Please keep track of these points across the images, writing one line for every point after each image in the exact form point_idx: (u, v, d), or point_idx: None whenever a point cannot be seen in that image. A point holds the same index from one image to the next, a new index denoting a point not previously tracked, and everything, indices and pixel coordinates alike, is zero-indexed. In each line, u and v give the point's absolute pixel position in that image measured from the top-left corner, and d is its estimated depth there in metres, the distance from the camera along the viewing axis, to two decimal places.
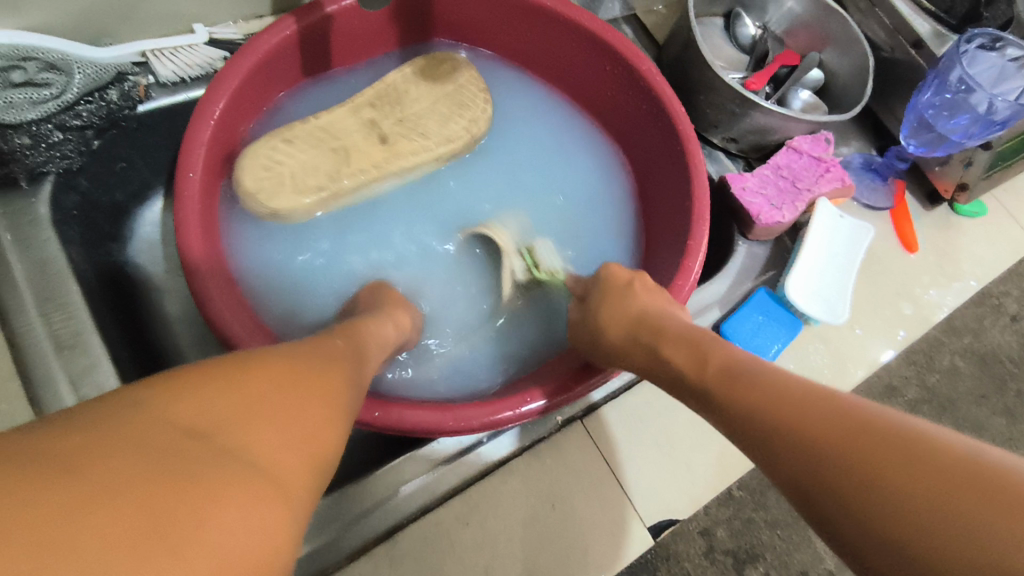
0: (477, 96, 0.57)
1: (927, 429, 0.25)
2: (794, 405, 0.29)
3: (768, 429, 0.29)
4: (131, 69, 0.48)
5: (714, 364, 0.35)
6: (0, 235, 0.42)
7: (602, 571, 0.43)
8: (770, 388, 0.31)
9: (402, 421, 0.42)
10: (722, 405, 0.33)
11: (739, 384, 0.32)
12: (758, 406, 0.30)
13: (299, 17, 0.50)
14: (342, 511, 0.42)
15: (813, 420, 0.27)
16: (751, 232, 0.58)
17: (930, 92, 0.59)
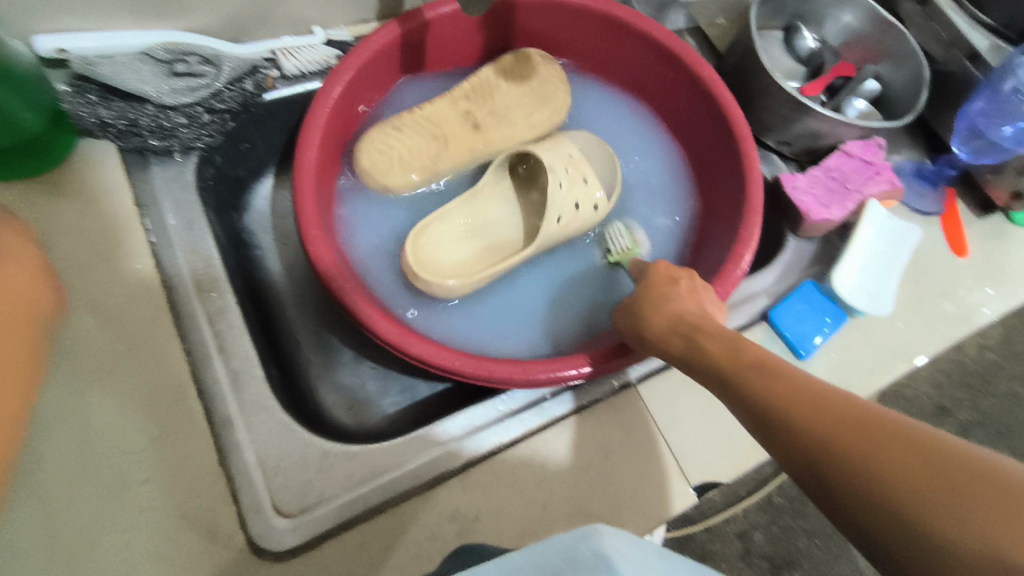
0: (558, 88, 0.64)
1: (951, 443, 0.29)
2: (808, 400, 0.33)
3: (782, 415, 0.33)
4: (263, 64, 0.56)
5: (741, 354, 0.38)
6: (159, 200, 0.51)
7: (648, 518, 0.48)
8: (787, 382, 0.34)
9: (484, 374, 0.49)
10: (741, 389, 0.36)
11: (763, 375, 0.36)
12: (775, 396, 0.34)
13: (403, 22, 0.58)
14: (359, 469, 0.47)
15: (823, 414, 0.32)
16: (800, 229, 0.63)
17: (982, 101, 0.62)
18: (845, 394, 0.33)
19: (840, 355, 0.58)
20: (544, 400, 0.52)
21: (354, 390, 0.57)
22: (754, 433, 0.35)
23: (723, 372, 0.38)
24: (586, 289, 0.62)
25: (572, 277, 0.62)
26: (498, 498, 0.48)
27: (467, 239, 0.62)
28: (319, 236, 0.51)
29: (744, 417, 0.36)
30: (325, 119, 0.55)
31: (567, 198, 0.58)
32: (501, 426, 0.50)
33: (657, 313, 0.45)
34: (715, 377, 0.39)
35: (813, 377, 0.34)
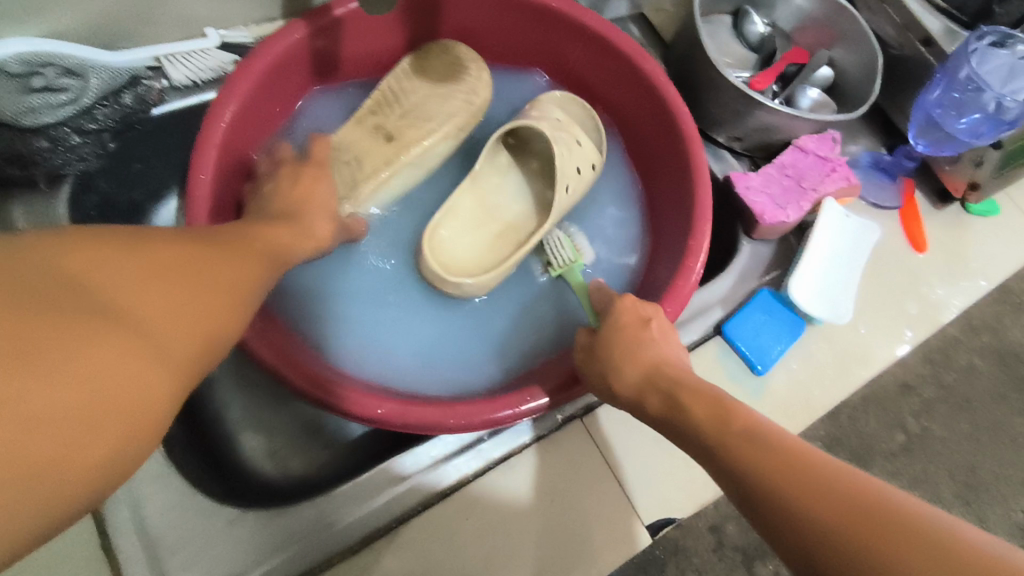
0: (477, 73, 0.58)
1: (972, 544, 0.26)
2: (800, 476, 0.30)
3: (770, 494, 0.30)
4: (144, 73, 0.50)
5: (724, 417, 0.35)
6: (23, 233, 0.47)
7: (600, 566, 0.44)
8: (775, 452, 0.32)
9: (411, 418, 0.44)
10: (723, 459, 0.33)
11: (748, 443, 0.33)
12: (762, 470, 0.31)
13: (308, 21, 0.52)
14: (276, 539, 0.42)
15: (816, 495, 0.29)
16: (755, 232, 0.59)
17: (939, 90, 0.59)
18: (839, 465, 0.30)
19: (800, 367, 0.55)
20: (481, 442, 0.47)
21: (282, 433, 0.51)
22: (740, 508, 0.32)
23: (702, 436, 0.35)
24: (532, 310, 0.57)
25: (515, 302, 0.58)
26: (433, 554, 0.43)
27: (477, 227, 0.59)
28: None
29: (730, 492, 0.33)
30: (224, 131, 0.49)
31: (570, 163, 0.56)
32: (434, 474, 0.46)
33: (629, 361, 0.42)
34: (693, 445, 0.36)
35: (804, 446, 0.32)
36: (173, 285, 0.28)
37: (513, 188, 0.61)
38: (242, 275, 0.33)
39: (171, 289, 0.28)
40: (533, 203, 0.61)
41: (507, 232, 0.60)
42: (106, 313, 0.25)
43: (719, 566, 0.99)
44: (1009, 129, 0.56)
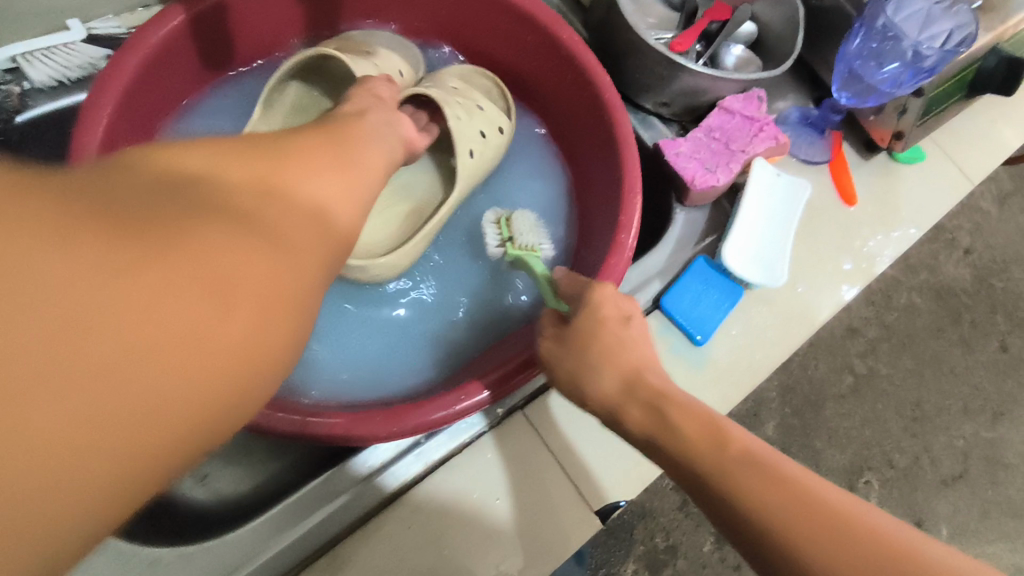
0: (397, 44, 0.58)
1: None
2: (825, 527, 0.30)
3: (790, 548, 0.30)
4: (3, 76, 0.47)
5: (726, 446, 0.34)
6: None
7: (553, 559, 0.43)
8: (792, 494, 0.31)
9: (348, 430, 0.42)
10: (735, 500, 0.32)
11: (769, 488, 0.31)
12: (784, 520, 0.30)
13: (186, 5, 0.47)
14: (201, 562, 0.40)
15: (849, 562, 0.29)
16: (687, 199, 0.58)
17: (858, 39, 0.58)
18: (851, 505, 0.31)
19: (740, 333, 0.55)
20: (419, 444, 0.46)
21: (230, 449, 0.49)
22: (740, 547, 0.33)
23: (706, 475, 0.33)
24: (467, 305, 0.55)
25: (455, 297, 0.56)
26: (378, 570, 0.42)
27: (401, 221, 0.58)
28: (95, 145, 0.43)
29: (724, 521, 0.33)
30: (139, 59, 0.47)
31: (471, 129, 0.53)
32: (370, 484, 0.44)
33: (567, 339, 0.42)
34: (690, 484, 0.34)
35: (814, 481, 0.32)
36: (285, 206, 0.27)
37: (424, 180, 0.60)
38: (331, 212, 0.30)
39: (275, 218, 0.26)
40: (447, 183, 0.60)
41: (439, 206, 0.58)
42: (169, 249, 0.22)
43: (684, 522, 1.07)
44: (929, 76, 0.55)
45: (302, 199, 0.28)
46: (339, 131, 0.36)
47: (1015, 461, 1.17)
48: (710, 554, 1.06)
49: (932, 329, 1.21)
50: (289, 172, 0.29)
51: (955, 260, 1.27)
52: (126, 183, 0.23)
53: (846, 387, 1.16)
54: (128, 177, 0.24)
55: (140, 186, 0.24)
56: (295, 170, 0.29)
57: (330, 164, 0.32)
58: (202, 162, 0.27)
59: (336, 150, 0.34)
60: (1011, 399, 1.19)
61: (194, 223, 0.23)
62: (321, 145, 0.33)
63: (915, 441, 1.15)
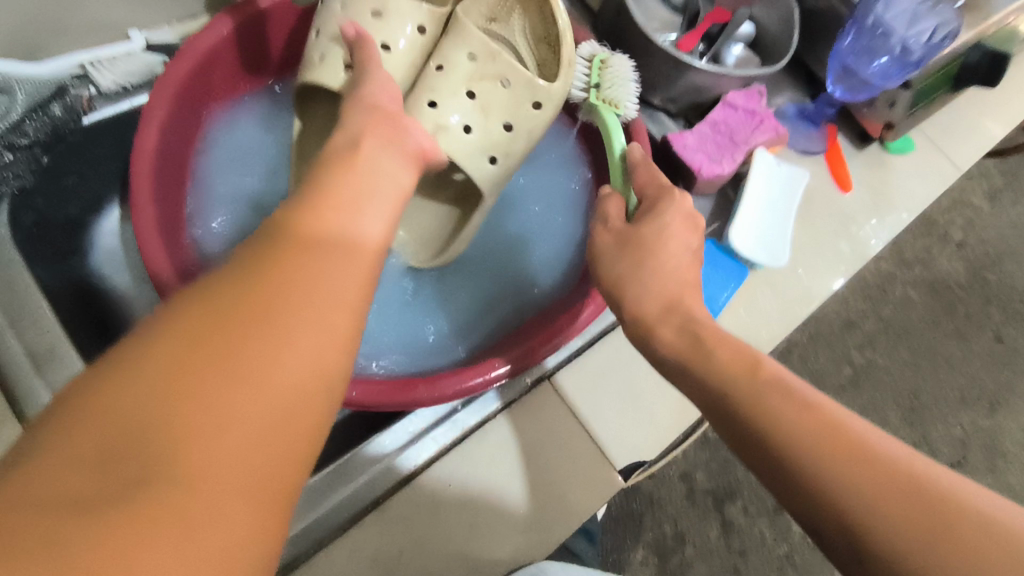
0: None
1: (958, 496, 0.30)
2: (846, 447, 0.32)
3: (810, 464, 0.32)
4: (72, 81, 0.52)
5: (755, 371, 0.36)
6: None
7: (579, 516, 0.47)
8: (815, 414, 0.33)
9: (398, 398, 0.45)
10: (758, 414, 0.34)
11: (794, 409, 0.34)
12: (807, 439, 0.32)
13: (234, 15, 0.52)
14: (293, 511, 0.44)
15: (866, 480, 0.30)
16: (694, 187, 0.62)
17: (850, 37, 0.62)
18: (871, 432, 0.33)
19: (746, 311, 0.59)
20: (455, 412, 0.49)
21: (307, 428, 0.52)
22: (755, 465, 0.34)
23: (734, 395, 0.35)
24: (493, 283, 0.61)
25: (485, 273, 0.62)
26: (420, 527, 0.45)
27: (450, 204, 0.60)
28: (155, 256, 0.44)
29: (739, 439, 0.35)
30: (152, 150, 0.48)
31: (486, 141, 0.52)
32: (414, 447, 0.48)
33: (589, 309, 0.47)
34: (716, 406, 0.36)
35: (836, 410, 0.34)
36: (302, 292, 0.26)
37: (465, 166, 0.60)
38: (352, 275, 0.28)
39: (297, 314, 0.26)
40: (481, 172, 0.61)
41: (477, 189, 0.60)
42: (200, 379, 0.23)
43: (691, 509, 1.10)
44: (917, 68, 0.60)
45: (299, 314, 0.26)
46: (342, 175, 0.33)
47: (1011, 449, 1.21)
48: (717, 542, 1.09)
49: (927, 321, 1.26)
50: (285, 284, 0.26)
51: (949, 254, 1.31)
52: (117, 416, 0.22)
53: (846, 377, 1.19)
54: (112, 390, 0.22)
55: (154, 371, 0.22)
56: (288, 279, 0.26)
57: (333, 251, 0.29)
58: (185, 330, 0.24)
59: (346, 184, 0.32)
60: (1007, 388, 1.24)
61: (219, 354, 0.23)
62: (317, 218, 0.30)
63: (913, 429, 1.19)
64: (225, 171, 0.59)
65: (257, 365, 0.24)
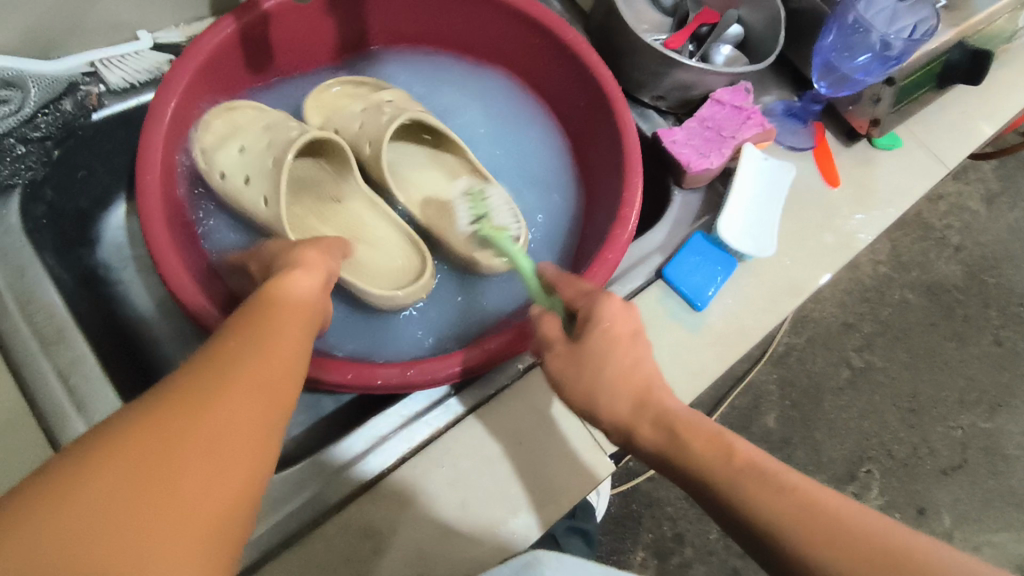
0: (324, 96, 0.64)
1: (927, 548, 0.33)
2: (832, 529, 0.34)
3: (801, 554, 0.34)
4: (82, 79, 0.54)
5: (731, 457, 0.38)
6: None
7: (570, 497, 0.48)
8: (793, 496, 0.35)
9: (390, 381, 0.48)
10: (735, 501, 0.37)
11: (776, 494, 0.36)
12: (782, 519, 0.35)
13: (238, 16, 0.54)
14: (299, 489, 0.46)
15: (855, 561, 0.33)
16: (684, 181, 0.64)
17: (832, 35, 0.64)
18: (852, 506, 0.35)
19: (734, 301, 0.60)
20: (448, 398, 0.52)
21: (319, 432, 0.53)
22: (752, 549, 0.37)
23: (713, 478, 0.38)
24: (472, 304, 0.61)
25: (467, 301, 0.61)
26: (415, 505, 0.46)
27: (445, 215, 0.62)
28: (180, 277, 0.47)
29: (721, 517, 0.38)
30: (158, 174, 0.50)
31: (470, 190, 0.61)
32: (409, 428, 0.50)
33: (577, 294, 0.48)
34: (708, 492, 0.38)
35: (812, 486, 0.36)
36: (222, 399, 0.29)
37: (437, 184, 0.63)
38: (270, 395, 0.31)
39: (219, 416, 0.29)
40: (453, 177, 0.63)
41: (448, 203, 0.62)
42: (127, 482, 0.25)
43: (691, 511, 1.11)
44: (897, 64, 0.61)
45: (238, 420, 0.29)
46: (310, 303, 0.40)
47: (1011, 451, 1.21)
48: (716, 543, 1.10)
49: (925, 323, 1.26)
50: (240, 393, 0.30)
51: (946, 257, 1.32)
52: (79, 502, 0.24)
53: (844, 379, 1.20)
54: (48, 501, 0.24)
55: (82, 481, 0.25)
56: (244, 390, 0.30)
57: (252, 376, 0.31)
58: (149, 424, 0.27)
59: (276, 314, 0.36)
60: (1005, 390, 1.24)
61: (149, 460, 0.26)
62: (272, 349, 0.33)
63: (912, 431, 1.20)
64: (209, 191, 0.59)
65: (193, 477, 0.27)
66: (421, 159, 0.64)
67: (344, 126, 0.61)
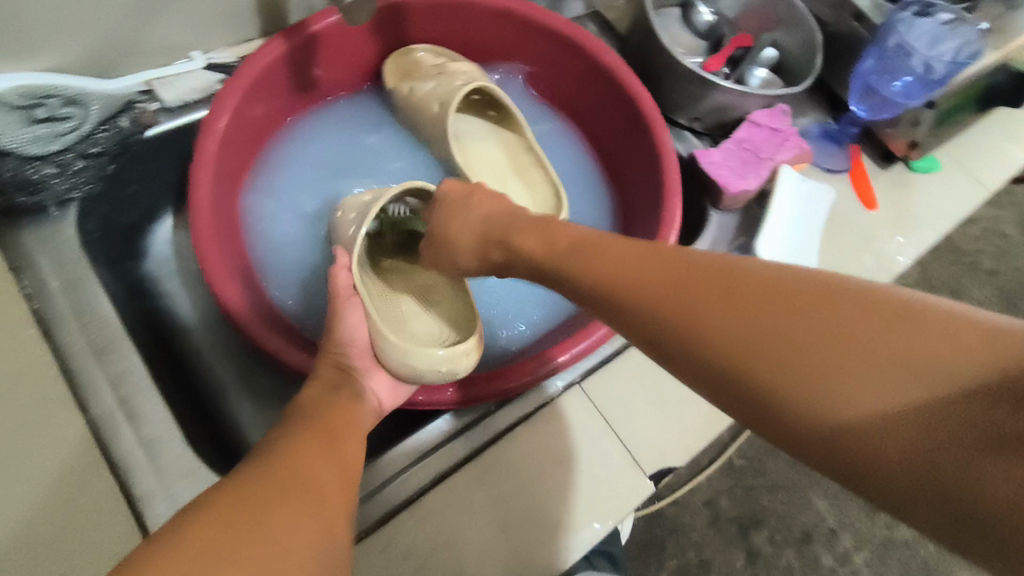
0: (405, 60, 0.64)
1: (880, 296, 0.27)
2: (745, 294, 0.29)
3: (715, 334, 0.29)
4: (140, 97, 0.55)
5: (639, 278, 0.33)
6: (51, 282, 0.50)
7: (609, 519, 0.47)
8: (716, 289, 0.30)
9: (430, 396, 0.50)
10: (664, 329, 0.31)
11: (683, 284, 0.31)
12: (709, 324, 0.29)
13: (287, 37, 0.56)
14: None
15: (774, 325, 0.27)
16: (721, 203, 0.64)
17: (873, 59, 0.64)
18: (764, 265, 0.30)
19: None
20: (490, 413, 0.51)
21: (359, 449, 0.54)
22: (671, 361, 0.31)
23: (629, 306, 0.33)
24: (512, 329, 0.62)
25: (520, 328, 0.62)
26: (453, 523, 0.46)
27: (505, 177, 0.63)
28: (228, 289, 0.48)
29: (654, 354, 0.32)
30: (211, 190, 0.51)
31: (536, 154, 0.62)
32: (450, 445, 0.50)
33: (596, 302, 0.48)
34: (621, 315, 0.33)
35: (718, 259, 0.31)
36: (309, 464, 0.36)
37: (490, 152, 0.64)
38: (343, 460, 0.38)
39: (308, 477, 0.35)
40: (505, 147, 0.64)
41: (503, 172, 0.63)
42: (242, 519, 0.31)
43: (717, 537, 1.09)
44: (940, 87, 0.61)
45: (318, 477, 0.35)
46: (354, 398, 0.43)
47: None
48: (743, 570, 1.08)
49: None
50: (305, 482, 0.34)
51: (979, 282, 1.30)
52: (180, 556, 0.29)
53: None
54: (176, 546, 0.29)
55: (207, 526, 0.30)
56: (297, 473, 0.35)
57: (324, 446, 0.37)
58: (228, 504, 0.31)
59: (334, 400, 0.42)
60: None
61: (263, 505, 0.32)
62: (334, 449, 0.38)
63: None
64: (264, 198, 0.61)
65: (263, 554, 0.30)
66: (483, 131, 0.65)
67: (417, 88, 0.62)
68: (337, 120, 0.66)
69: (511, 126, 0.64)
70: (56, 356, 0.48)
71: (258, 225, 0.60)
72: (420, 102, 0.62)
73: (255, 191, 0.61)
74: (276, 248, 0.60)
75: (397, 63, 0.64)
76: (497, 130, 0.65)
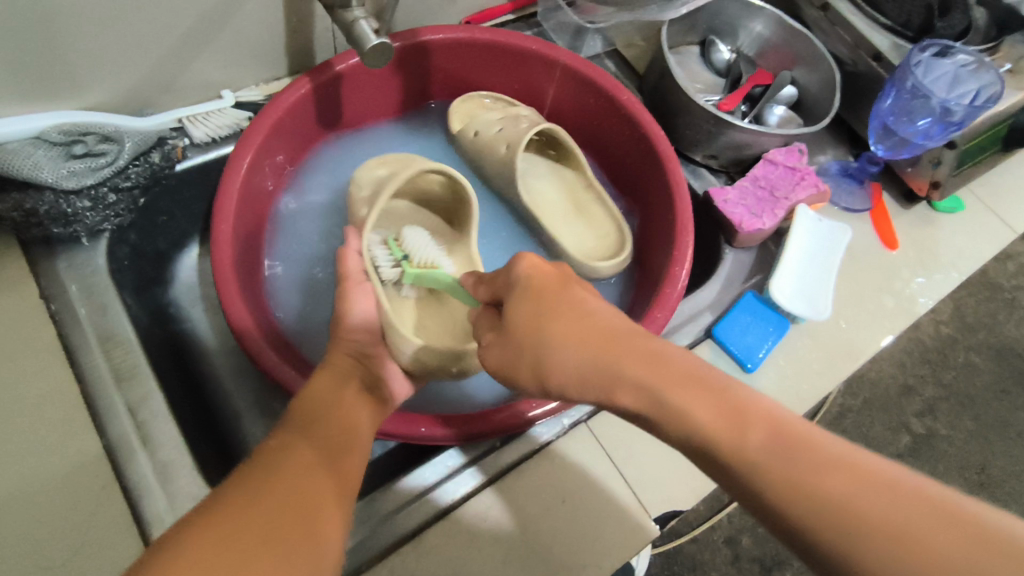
0: (472, 102, 0.68)
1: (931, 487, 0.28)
2: (791, 457, 0.29)
3: (800, 516, 0.28)
4: (171, 133, 0.59)
5: (669, 376, 0.33)
6: (78, 308, 0.52)
7: (613, 561, 0.47)
8: (755, 430, 0.30)
9: (435, 431, 0.48)
10: (693, 437, 0.32)
11: (764, 446, 0.30)
12: (749, 452, 0.30)
13: (312, 77, 0.58)
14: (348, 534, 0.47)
15: (832, 506, 0.28)
16: (736, 240, 0.63)
17: (890, 99, 0.64)
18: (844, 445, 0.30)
19: (788, 364, 0.59)
20: (495, 447, 0.51)
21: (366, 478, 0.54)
22: (737, 499, 0.31)
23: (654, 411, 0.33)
24: None
25: None
26: (456, 559, 0.46)
27: (564, 211, 0.65)
28: (246, 322, 0.50)
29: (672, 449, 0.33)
30: (232, 224, 0.53)
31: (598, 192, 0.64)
32: (454, 479, 0.50)
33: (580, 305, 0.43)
34: (645, 420, 0.33)
35: (759, 405, 0.31)
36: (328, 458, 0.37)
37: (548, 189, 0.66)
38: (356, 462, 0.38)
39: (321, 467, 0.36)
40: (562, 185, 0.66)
41: (562, 208, 0.65)
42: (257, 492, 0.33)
43: None
44: (958, 129, 0.61)
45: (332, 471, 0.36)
46: (356, 395, 0.42)
47: None
48: None
49: (993, 394, 1.19)
50: (288, 506, 0.33)
51: (1018, 320, 1.25)
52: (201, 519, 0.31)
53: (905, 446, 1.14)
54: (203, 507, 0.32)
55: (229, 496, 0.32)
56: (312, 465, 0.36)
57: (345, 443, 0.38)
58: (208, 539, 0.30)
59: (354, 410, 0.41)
60: None
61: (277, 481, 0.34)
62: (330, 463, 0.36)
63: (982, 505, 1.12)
64: (278, 231, 0.63)
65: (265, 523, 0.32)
66: (542, 168, 0.67)
67: (483, 131, 0.64)
68: (357, 154, 0.68)
69: (571, 165, 0.65)
70: (78, 380, 0.49)
71: (270, 256, 0.62)
72: (485, 144, 0.63)
73: (274, 223, 0.63)
74: (290, 280, 0.62)
75: (460, 103, 0.68)
76: (557, 167, 0.66)
